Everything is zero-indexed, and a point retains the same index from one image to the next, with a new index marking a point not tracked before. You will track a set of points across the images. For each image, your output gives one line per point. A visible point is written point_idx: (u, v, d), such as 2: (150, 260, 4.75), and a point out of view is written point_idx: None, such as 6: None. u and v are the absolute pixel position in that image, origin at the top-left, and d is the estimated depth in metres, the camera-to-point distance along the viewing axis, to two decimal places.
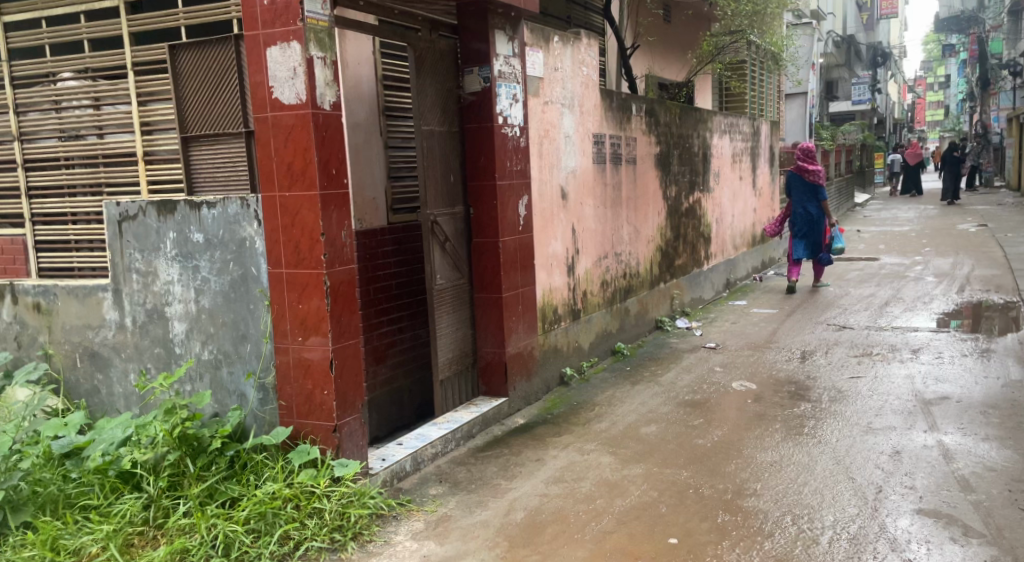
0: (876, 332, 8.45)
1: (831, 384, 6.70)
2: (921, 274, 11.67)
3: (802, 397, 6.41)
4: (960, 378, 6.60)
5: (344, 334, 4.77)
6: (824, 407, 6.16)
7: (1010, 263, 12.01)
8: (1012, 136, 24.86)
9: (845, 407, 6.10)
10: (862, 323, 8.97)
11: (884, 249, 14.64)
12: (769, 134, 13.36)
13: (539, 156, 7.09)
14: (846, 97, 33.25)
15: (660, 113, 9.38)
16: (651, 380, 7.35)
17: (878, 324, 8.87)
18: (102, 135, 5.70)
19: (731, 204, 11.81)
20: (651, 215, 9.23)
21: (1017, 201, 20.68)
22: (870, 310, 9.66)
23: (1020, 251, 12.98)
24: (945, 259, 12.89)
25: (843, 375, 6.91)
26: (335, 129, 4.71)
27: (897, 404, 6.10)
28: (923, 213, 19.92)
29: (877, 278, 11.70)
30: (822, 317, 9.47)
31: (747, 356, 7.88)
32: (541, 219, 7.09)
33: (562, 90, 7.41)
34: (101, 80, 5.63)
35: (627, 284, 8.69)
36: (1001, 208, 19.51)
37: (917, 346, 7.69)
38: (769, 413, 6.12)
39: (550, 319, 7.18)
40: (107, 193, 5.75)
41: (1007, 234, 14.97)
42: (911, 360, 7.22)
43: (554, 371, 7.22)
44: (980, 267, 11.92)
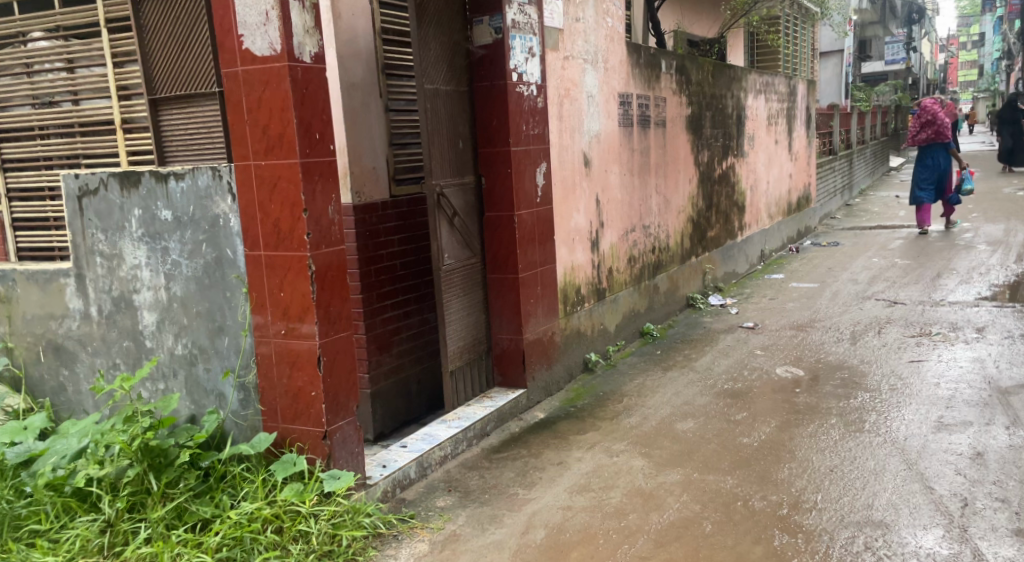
0: (932, 308, 7.68)
1: (889, 370, 5.98)
2: (972, 242, 10.84)
3: (857, 386, 5.70)
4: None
5: (334, 326, 4.12)
6: (884, 397, 5.44)
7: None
8: None
9: (908, 397, 5.38)
10: (914, 298, 8.20)
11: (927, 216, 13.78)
12: (805, 94, 12.53)
13: (558, 119, 6.36)
14: (879, 57, 31.95)
15: (691, 70, 8.61)
16: (685, 366, 6.65)
17: (933, 298, 8.10)
18: (77, 101, 5.03)
19: (767, 170, 11.03)
20: (682, 182, 8.48)
21: None
22: (921, 282, 8.87)
23: None
24: (996, 225, 12.02)
25: (902, 359, 6.18)
26: (319, 85, 4.02)
27: (969, 393, 5.37)
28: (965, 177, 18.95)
29: (924, 247, 10.87)
30: (869, 291, 8.71)
31: (791, 337, 7.15)
32: (561, 189, 6.38)
33: (584, 43, 6.65)
34: (73, 39, 4.96)
35: (657, 259, 7.97)
36: None
37: (980, 324, 6.92)
38: (822, 404, 5.42)
39: (572, 301, 6.50)
40: (84, 164, 5.09)
41: None
42: (977, 340, 6.47)
43: (577, 357, 6.54)
44: None
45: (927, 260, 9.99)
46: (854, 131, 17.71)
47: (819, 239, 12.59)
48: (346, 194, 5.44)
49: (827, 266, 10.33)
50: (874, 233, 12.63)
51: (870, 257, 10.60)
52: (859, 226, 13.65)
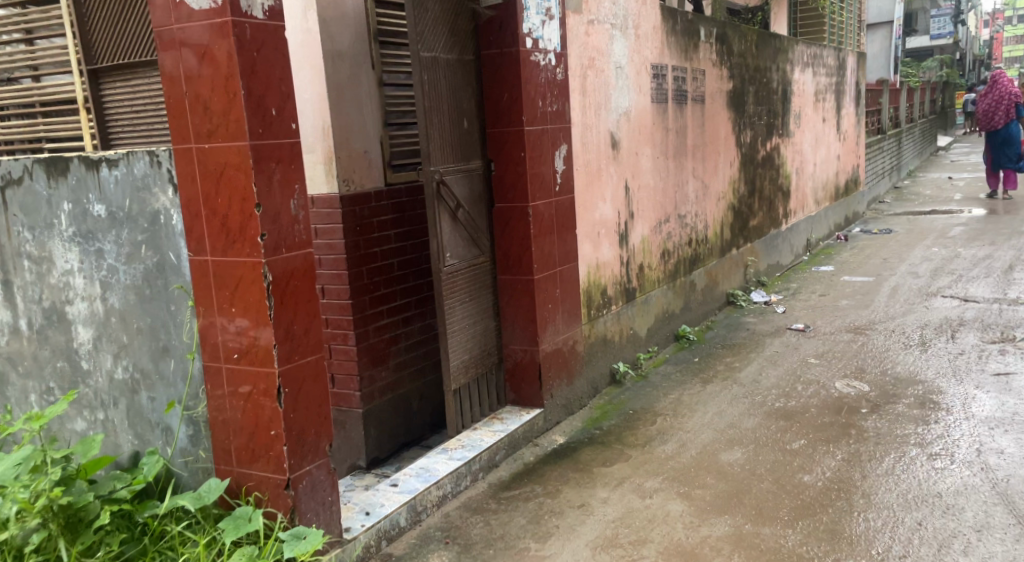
0: (1010, 308, 6.75)
1: (970, 387, 5.11)
2: None
3: (935, 406, 4.83)
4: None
5: (300, 349, 3.29)
6: (970, 421, 4.57)
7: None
8: None
9: (1001, 423, 4.50)
10: (985, 295, 7.28)
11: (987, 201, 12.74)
12: (853, 68, 11.56)
13: (582, 93, 5.50)
14: (925, 32, 30.59)
15: (733, 40, 7.70)
16: (727, 379, 5.80)
17: (1009, 296, 7.17)
18: (38, 77, 4.10)
19: (814, 151, 10.10)
20: (722, 165, 7.58)
21: None
22: (992, 276, 7.93)
23: None
24: None
25: (986, 372, 5.29)
26: (276, 47, 3.20)
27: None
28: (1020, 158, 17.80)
29: (987, 236, 9.90)
30: (934, 286, 7.79)
31: (848, 343, 6.28)
32: (584, 176, 5.54)
33: (611, 6, 5.79)
34: (32, 6, 4.03)
35: (694, 253, 7.10)
36: None
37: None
38: (895, 429, 4.55)
39: (596, 304, 5.69)
40: (50, 150, 4.19)
41: None
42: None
43: (602, 368, 5.74)
44: None
45: (994, 251, 9.02)
46: (902, 110, 16.64)
47: (868, 226, 11.61)
48: (332, 182, 4.62)
49: (882, 257, 9.39)
50: (929, 219, 11.66)
51: (929, 247, 9.65)
52: (910, 211, 12.64)
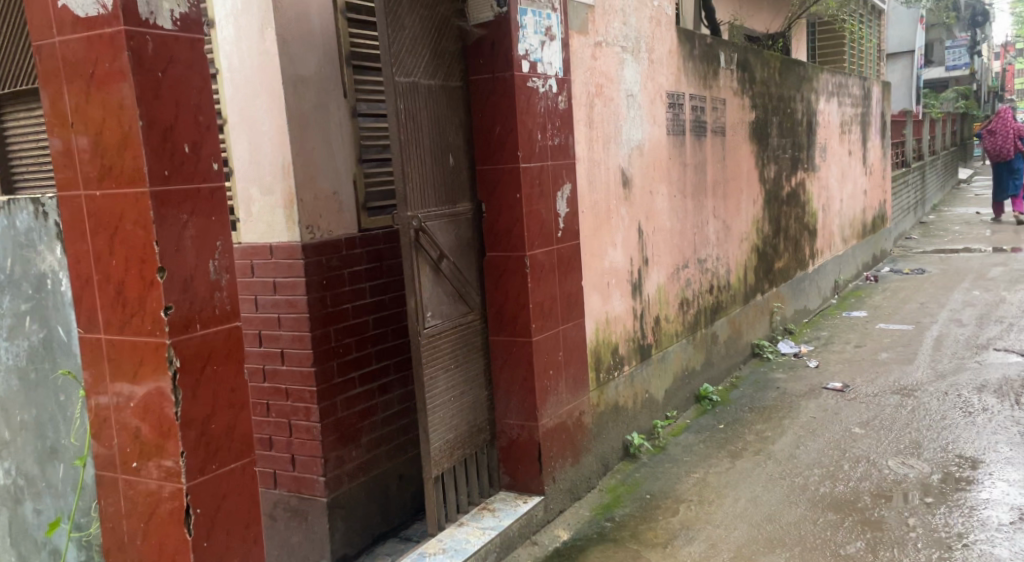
0: None
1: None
2: None
3: (1013, 501, 4.13)
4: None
5: (219, 455, 2.52)
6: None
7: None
8: None
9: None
10: None
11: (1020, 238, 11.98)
12: (878, 97, 10.86)
13: (587, 125, 4.78)
14: (940, 63, 30.04)
15: (756, 67, 7.00)
16: (760, 452, 5.01)
17: None
18: None
19: (840, 186, 9.36)
20: (746, 203, 6.83)
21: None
22: None
23: None
24: None
25: None
26: (191, 66, 2.46)
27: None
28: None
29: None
30: (982, 337, 7.02)
31: (896, 409, 5.50)
32: (591, 219, 4.80)
33: (621, 26, 5.09)
34: None
35: (715, 301, 6.33)
36: None
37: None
38: (970, 532, 3.88)
39: (606, 366, 4.92)
40: None
41: None
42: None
43: (614, 441, 4.95)
44: None
45: None
46: (925, 141, 15.94)
47: (897, 265, 10.80)
48: (292, 229, 3.84)
49: (917, 301, 8.61)
50: (962, 257, 10.89)
51: (967, 289, 8.88)
52: (939, 248, 11.86)
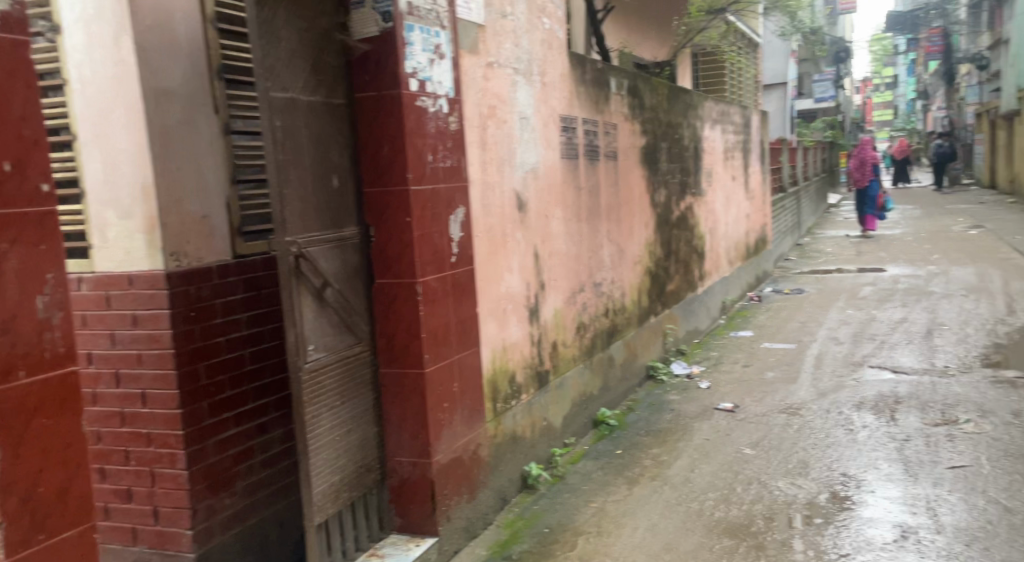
0: (943, 383, 6.18)
1: (929, 487, 4.46)
2: (946, 290, 9.53)
3: (895, 518, 4.15)
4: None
5: (50, 521, 2.31)
6: (941, 536, 3.96)
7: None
8: (993, 138, 23.35)
9: (976, 538, 3.91)
10: (912, 364, 6.72)
11: (886, 258, 12.53)
12: (758, 125, 11.17)
13: (481, 147, 4.62)
14: (810, 95, 31.49)
15: (646, 93, 7.01)
16: (656, 478, 4.91)
17: (936, 366, 6.61)
18: None
19: (726, 210, 9.52)
20: (638, 228, 6.80)
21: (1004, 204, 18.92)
22: (912, 342, 7.42)
23: None
24: (962, 270, 10.82)
25: (939, 468, 4.70)
26: (12, 74, 2.25)
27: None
28: (907, 215, 18.00)
29: (901, 296, 9.45)
30: (859, 353, 7.21)
31: (784, 428, 5.51)
32: (486, 244, 4.63)
33: (513, 48, 4.97)
34: None
35: (611, 325, 6.24)
36: (991, 210, 17.71)
37: (1014, 409, 5.54)
38: (857, 552, 3.86)
39: (503, 395, 4.74)
40: None
41: (1016, 238, 13.04)
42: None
43: (511, 472, 4.76)
44: (1007, 279, 9.87)
45: (911, 312, 8.58)
46: (799, 168, 16.54)
47: (779, 285, 11.05)
48: (155, 256, 3.51)
49: (799, 319, 8.80)
50: (838, 277, 11.26)
51: (843, 308, 9.15)
52: (816, 269, 12.24)
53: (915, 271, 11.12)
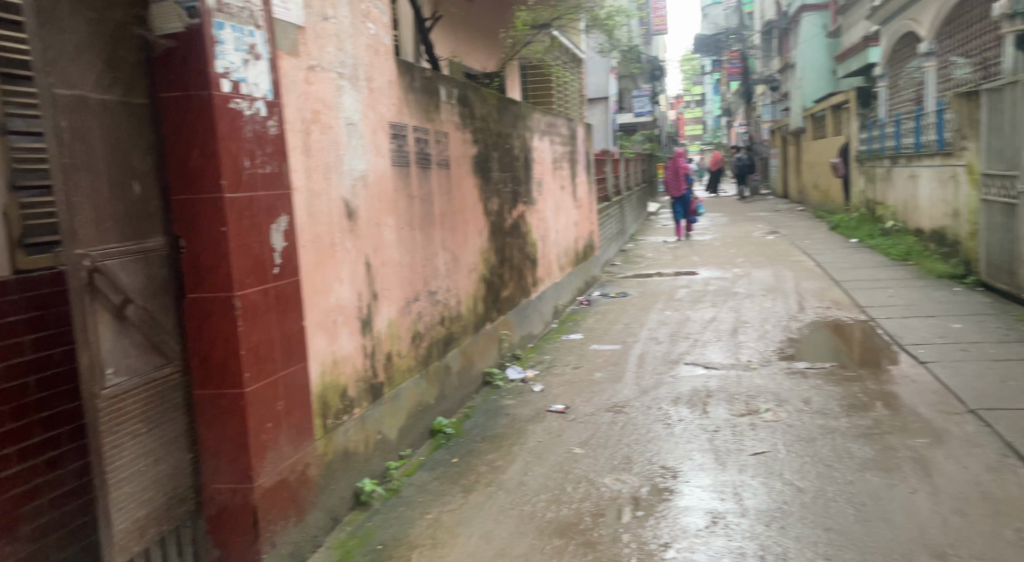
0: (747, 375, 6.51)
1: (736, 473, 4.74)
2: (749, 290, 10.11)
3: (707, 505, 4.39)
4: (900, 454, 4.85)
5: None
6: (745, 518, 4.25)
7: (833, 272, 10.72)
8: (787, 150, 25.21)
9: (775, 518, 4.22)
10: (720, 359, 7.04)
11: (698, 261, 13.16)
12: (583, 137, 11.42)
13: (304, 153, 4.40)
14: (629, 108, 32.79)
15: (475, 103, 6.97)
16: (490, 484, 4.85)
17: (742, 360, 6.96)
18: None
19: (556, 219, 9.66)
20: (471, 236, 6.74)
21: (800, 210, 20.43)
22: (721, 338, 7.80)
23: (832, 258, 11.92)
24: (764, 271, 11.51)
25: (744, 454, 4.99)
26: None
27: (840, 504, 4.32)
28: (716, 221, 19.04)
29: (711, 297, 9.92)
30: (677, 351, 7.48)
31: (610, 426, 5.60)
32: (312, 254, 4.41)
33: (336, 52, 4.78)
34: None
35: (447, 333, 6.15)
36: (788, 216, 19.05)
37: (804, 397, 5.91)
38: (674, 540, 4.07)
39: (334, 411, 4.53)
40: None
41: (809, 240, 14.08)
42: (816, 425, 5.37)
43: (343, 490, 4.54)
44: (802, 278, 10.60)
45: (724, 311, 9.02)
46: (621, 176, 17.11)
47: (607, 289, 11.33)
48: None
49: (624, 321, 9.05)
50: (658, 280, 11.69)
51: (662, 309, 9.50)
52: (639, 273, 12.66)
53: (727, 272, 11.72)
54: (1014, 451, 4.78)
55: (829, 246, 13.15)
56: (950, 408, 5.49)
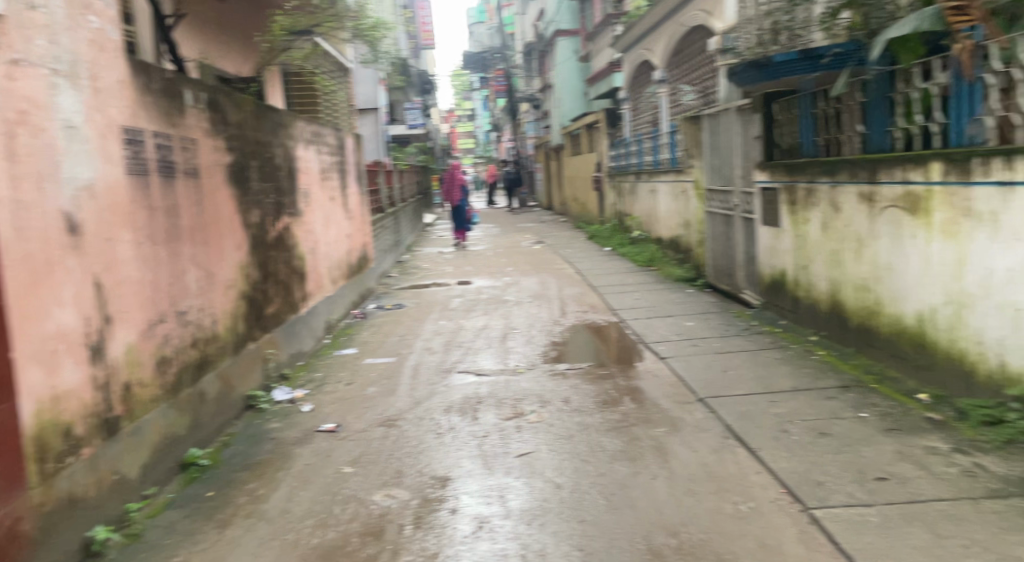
0: (516, 379, 6.47)
1: (502, 476, 4.64)
2: (517, 298, 10.18)
3: (475, 511, 4.27)
4: (642, 444, 4.95)
5: None
6: (509, 520, 4.16)
7: (589, 279, 11.03)
8: (548, 163, 26.08)
9: (535, 516, 4.17)
10: (492, 366, 6.95)
11: (469, 271, 13.17)
12: (354, 147, 11.04)
13: (6, 159, 3.80)
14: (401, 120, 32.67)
15: (229, 107, 6.44)
16: (251, 515, 4.43)
17: (511, 365, 6.91)
18: None
19: (325, 231, 9.22)
20: (228, 250, 6.20)
21: (565, 221, 21.14)
22: (490, 345, 7.73)
23: (590, 266, 12.30)
24: (531, 279, 11.67)
25: (509, 454, 4.93)
26: None
27: (593, 496, 4.33)
28: (488, 232, 19.26)
29: (483, 305, 9.88)
30: (449, 360, 7.31)
31: (381, 442, 5.31)
32: (19, 274, 3.80)
33: (49, 45, 4.18)
34: None
35: (202, 356, 5.59)
36: (556, 226, 19.62)
37: (564, 396, 5.94)
38: (440, 552, 3.93)
39: (54, 455, 3.93)
40: None
41: (568, 250, 14.50)
42: (574, 421, 5.39)
43: (67, 544, 3.95)
44: (565, 284, 10.84)
45: (496, 319, 8.98)
46: (395, 187, 16.86)
47: (381, 301, 10.97)
48: None
49: (399, 333, 8.76)
50: (432, 290, 11.54)
51: (436, 319, 9.33)
52: (416, 283, 12.46)
53: (501, 281, 11.78)
54: (733, 433, 5.02)
55: (584, 255, 13.58)
56: (682, 398, 5.72)
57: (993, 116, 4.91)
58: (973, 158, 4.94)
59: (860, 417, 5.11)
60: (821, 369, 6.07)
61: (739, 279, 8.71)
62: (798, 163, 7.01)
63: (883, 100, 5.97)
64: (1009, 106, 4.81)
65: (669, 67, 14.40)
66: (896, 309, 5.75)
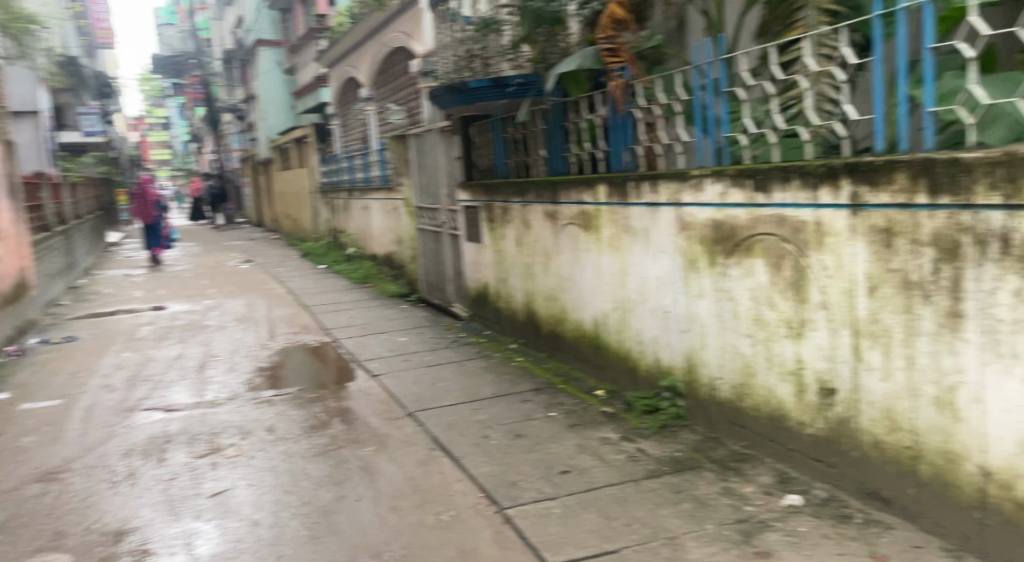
0: (211, 410, 6.14)
1: (190, 521, 4.38)
2: (220, 321, 9.68)
3: None
4: (350, 466, 4.96)
5: None
6: None
7: (302, 298, 10.82)
8: (252, 177, 25.15)
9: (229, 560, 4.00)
10: (185, 400, 6.43)
11: (161, 294, 12.30)
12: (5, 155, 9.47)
13: None
14: None
15: None
16: None
17: (207, 398, 6.45)
18: None
19: None
20: None
21: (269, 237, 20.55)
22: (184, 377, 7.16)
23: (301, 284, 12.08)
24: (235, 301, 11.16)
25: (201, 495, 4.66)
26: None
27: (294, 528, 4.25)
28: (185, 251, 18.18)
29: (175, 332, 9.20)
30: (133, 399, 6.53)
31: (37, 497, 4.73)
32: None
33: None
34: None
35: None
36: (260, 243, 18.98)
37: (268, 424, 5.75)
38: None
39: None
40: None
41: (278, 268, 14.12)
42: (278, 452, 5.23)
43: None
44: (274, 305, 10.52)
45: (188, 346, 8.43)
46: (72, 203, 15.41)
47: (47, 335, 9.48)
48: None
49: (67, 370, 7.69)
50: (113, 317, 10.61)
51: (118, 351, 8.42)
52: (93, 309, 11.36)
53: (201, 303, 11.17)
54: (439, 445, 5.18)
55: (301, 273, 13.32)
56: (391, 414, 5.81)
57: (640, 146, 5.39)
58: (628, 183, 5.38)
59: (549, 416, 5.50)
60: (521, 375, 6.44)
61: (450, 292, 8.96)
62: (492, 186, 7.42)
63: (560, 128, 6.42)
64: (651, 136, 5.29)
65: (377, 85, 14.51)
66: (578, 316, 6.25)
